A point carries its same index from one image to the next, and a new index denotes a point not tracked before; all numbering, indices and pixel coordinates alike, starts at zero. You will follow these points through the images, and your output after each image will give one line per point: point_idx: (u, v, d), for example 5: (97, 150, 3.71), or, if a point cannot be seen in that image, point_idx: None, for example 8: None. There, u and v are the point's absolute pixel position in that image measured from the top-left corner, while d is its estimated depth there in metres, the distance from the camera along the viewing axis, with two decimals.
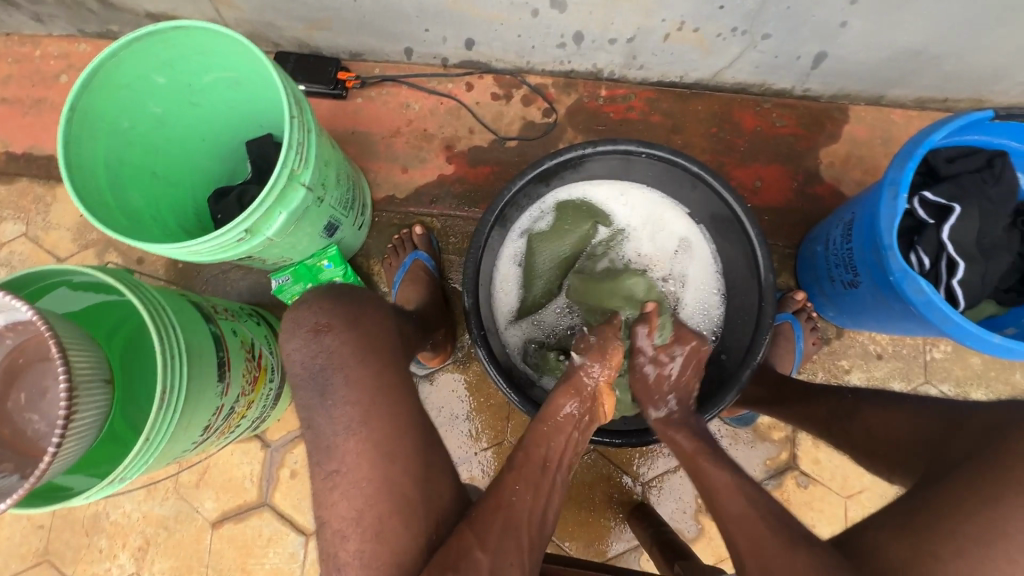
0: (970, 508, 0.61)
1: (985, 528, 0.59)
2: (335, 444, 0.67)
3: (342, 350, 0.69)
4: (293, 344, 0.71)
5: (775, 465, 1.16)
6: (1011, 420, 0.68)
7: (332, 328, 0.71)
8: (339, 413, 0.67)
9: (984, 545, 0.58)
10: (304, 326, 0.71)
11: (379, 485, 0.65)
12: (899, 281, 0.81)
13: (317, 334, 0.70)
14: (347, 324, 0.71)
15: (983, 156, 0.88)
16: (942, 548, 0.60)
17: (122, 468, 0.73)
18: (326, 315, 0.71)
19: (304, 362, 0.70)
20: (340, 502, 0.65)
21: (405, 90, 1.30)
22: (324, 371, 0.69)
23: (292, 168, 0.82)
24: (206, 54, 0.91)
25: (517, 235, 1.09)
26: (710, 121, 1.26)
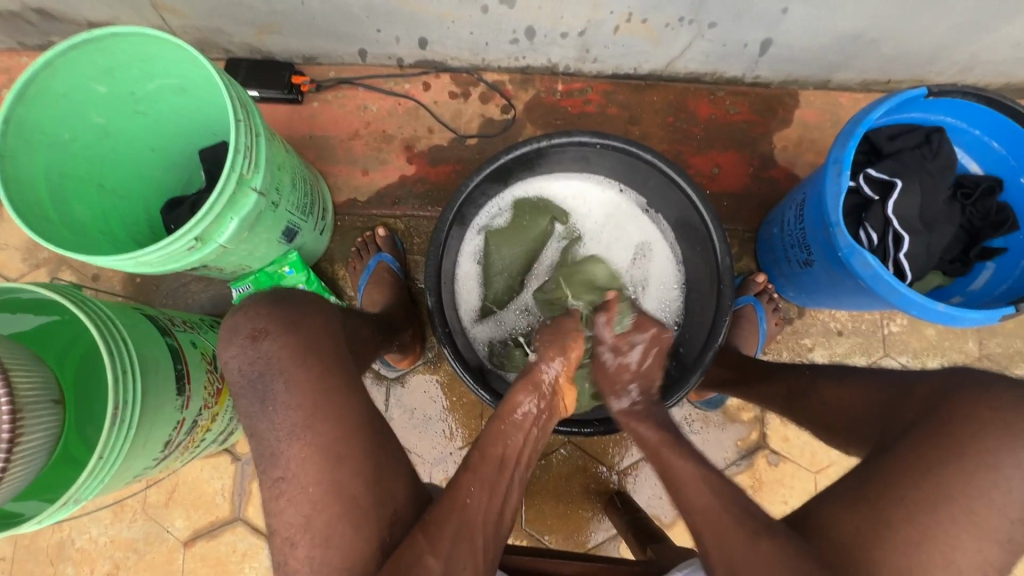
0: (916, 473, 0.63)
1: (930, 493, 0.61)
2: (278, 450, 0.66)
3: (280, 354, 0.70)
4: (230, 352, 0.71)
5: (746, 446, 1.18)
6: (955, 385, 0.68)
7: (269, 332, 0.71)
8: (282, 419, 0.67)
9: (929, 508, 0.61)
10: (241, 332, 0.71)
11: (326, 488, 0.65)
12: (847, 257, 0.83)
13: (254, 340, 0.71)
14: (285, 326, 0.71)
15: (921, 133, 0.91)
16: (894, 515, 0.62)
17: (74, 491, 0.71)
18: (263, 319, 0.72)
19: (240, 369, 0.70)
20: (288, 508, 0.65)
21: (362, 92, 1.29)
22: (262, 377, 0.69)
23: (241, 172, 0.81)
24: (148, 61, 0.89)
25: (475, 233, 1.10)
26: (666, 111, 1.29)
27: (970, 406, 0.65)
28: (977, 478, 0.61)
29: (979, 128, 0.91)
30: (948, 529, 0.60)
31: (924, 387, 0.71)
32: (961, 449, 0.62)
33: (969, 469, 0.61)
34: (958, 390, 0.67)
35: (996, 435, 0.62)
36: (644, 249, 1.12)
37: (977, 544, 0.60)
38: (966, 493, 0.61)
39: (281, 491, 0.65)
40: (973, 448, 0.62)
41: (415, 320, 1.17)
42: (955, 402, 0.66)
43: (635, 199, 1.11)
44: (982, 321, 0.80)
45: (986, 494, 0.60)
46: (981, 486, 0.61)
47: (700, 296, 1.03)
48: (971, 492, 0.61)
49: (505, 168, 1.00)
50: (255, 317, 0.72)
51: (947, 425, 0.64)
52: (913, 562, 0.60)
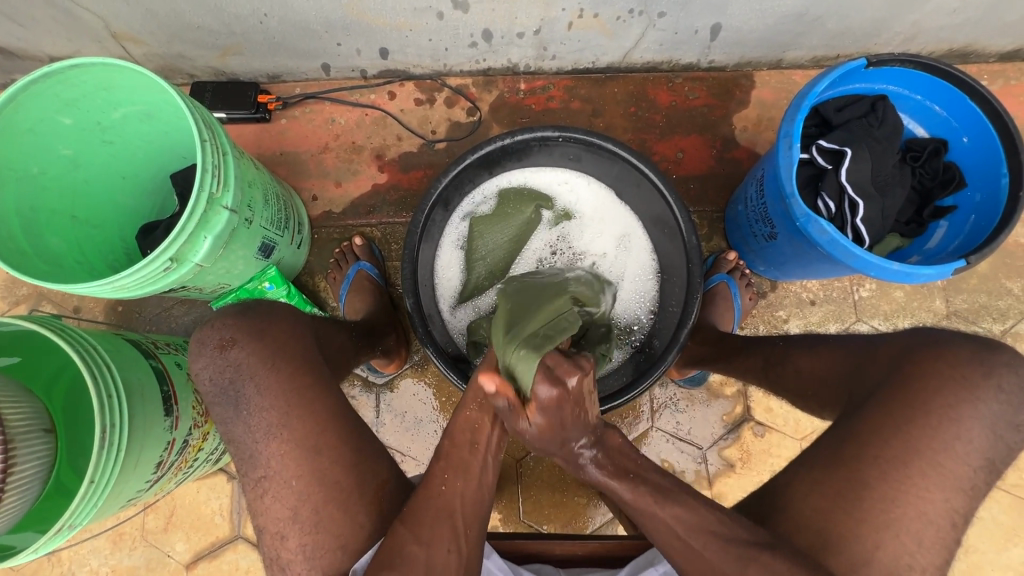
0: (886, 434, 0.63)
1: (904, 451, 0.62)
2: (257, 451, 0.68)
3: (251, 360, 0.70)
4: (200, 364, 0.72)
5: (732, 419, 1.21)
6: (916, 345, 0.67)
7: (237, 342, 0.71)
8: (258, 421, 0.69)
9: (900, 465, 0.62)
10: (210, 344, 0.72)
11: (308, 479, 0.66)
12: (805, 225, 0.86)
13: (223, 350, 0.71)
14: (252, 335, 0.72)
15: (867, 102, 0.95)
16: (868, 474, 0.62)
17: (68, 515, 0.72)
18: (229, 330, 0.72)
19: (212, 378, 0.71)
20: (274, 505, 0.66)
21: (329, 106, 1.31)
22: (235, 384, 0.70)
23: (210, 191, 0.82)
24: (111, 90, 0.90)
25: (462, 217, 1.13)
26: (627, 102, 1.32)
27: (931, 363, 0.65)
28: (940, 431, 0.62)
29: (920, 93, 0.95)
30: (917, 481, 0.61)
31: (890, 349, 0.70)
32: (922, 405, 0.63)
33: (932, 424, 0.62)
34: (922, 350, 0.67)
35: (955, 390, 0.63)
36: (621, 242, 1.13)
37: (944, 495, 0.61)
38: (933, 448, 0.62)
39: (264, 489, 0.67)
40: (939, 405, 0.63)
41: (397, 325, 1.18)
42: (919, 359, 0.66)
43: (612, 192, 1.13)
44: (936, 276, 0.83)
45: (948, 446, 0.62)
46: (945, 439, 0.62)
47: (672, 283, 1.05)
48: (938, 447, 0.62)
49: (488, 158, 1.04)
50: (237, 326, 0.72)
51: (914, 383, 0.64)
52: (887, 519, 0.61)
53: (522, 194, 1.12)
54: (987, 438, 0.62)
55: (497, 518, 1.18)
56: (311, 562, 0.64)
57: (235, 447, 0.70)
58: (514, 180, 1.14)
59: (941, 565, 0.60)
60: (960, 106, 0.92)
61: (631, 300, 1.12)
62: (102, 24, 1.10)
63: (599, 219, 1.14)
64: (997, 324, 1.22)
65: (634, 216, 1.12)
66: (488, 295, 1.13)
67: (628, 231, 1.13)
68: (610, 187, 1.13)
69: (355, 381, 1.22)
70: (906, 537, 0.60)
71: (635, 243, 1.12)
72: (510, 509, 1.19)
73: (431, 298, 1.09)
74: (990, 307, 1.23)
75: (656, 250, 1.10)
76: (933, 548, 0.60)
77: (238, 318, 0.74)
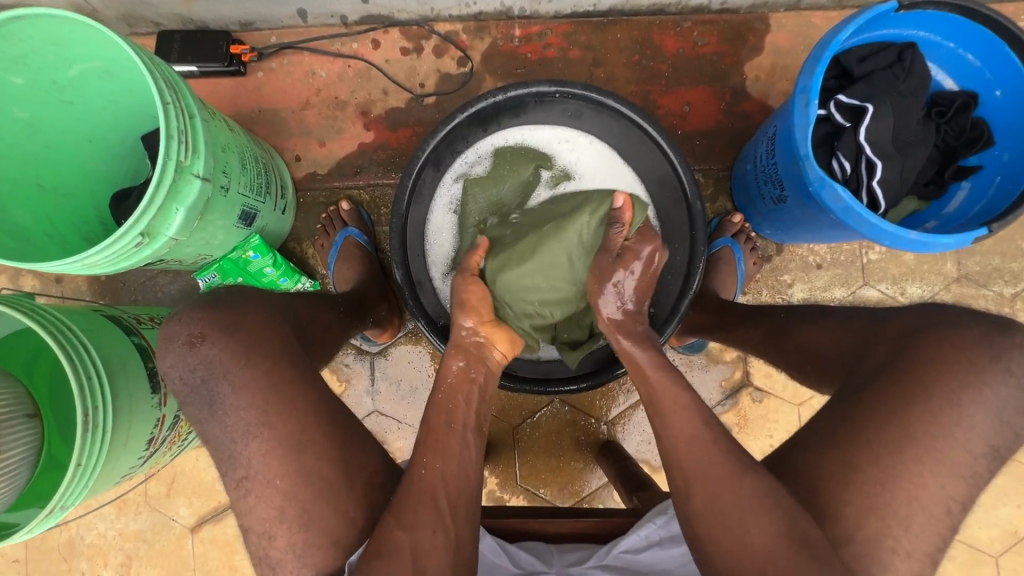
0: (885, 419, 0.60)
1: (898, 436, 0.60)
2: (236, 451, 0.64)
3: (222, 357, 0.66)
4: (168, 362, 0.67)
5: (730, 385, 1.19)
6: (927, 328, 0.64)
7: (206, 338, 0.67)
8: (235, 420, 0.65)
9: (898, 449, 0.60)
10: (178, 340, 0.67)
11: (294, 477, 0.63)
12: (818, 191, 0.80)
13: (192, 346, 0.67)
14: (223, 330, 0.68)
15: (894, 51, 0.87)
16: (861, 459, 0.60)
17: (57, 498, 0.72)
18: (199, 324, 0.68)
19: (181, 377, 0.67)
20: (258, 505, 0.64)
21: (308, 57, 1.21)
22: (206, 383, 0.66)
23: (178, 159, 0.76)
24: (62, 45, 0.82)
25: (455, 179, 1.06)
26: (631, 49, 1.22)
27: (938, 347, 0.61)
28: (941, 416, 0.59)
29: (953, 41, 0.86)
30: (911, 468, 0.59)
31: (898, 329, 0.66)
32: (915, 388, 0.60)
33: (932, 410, 0.60)
34: (929, 331, 0.63)
35: (961, 374, 0.60)
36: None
37: (940, 482, 0.59)
38: (931, 434, 0.59)
39: (246, 489, 0.64)
40: (939, 389, 0.60)
41: (388, 293, 1.15)
42: (922, 342, 0.62)
43: (614, 153, 1.06)
44: (956, 245, 0.78)
45: (950, 433, 0.59)
46: (946, 424, 0.59)
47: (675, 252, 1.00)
48: (936, 432, 0.59)
49: (482, 113, 0.96)
50: (201, 320, 0.68)
51: (917, 365, 0.61)
52: (877, 504, 0.59)
53: (518, 154, 1.04)
54: (990, 424, 0.60)
55: (494, 482, 1.20)
56: (303, 560, 0.62)
57: (209, 445, 0.67)
58: (511, 138, 1.06)
59: (934, 551, 0.59)
60: (996, 56, 0.84)
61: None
62: None
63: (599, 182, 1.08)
64: (1007, 287, 1.18)
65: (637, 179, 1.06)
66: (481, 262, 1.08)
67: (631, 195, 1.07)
68: (612, 148, 1.06)
69: (348, 350, 1.20)
70: (894, 522, 0.59)
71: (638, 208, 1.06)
72: (507, 474, 1.20)
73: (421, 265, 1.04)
74: (1003, 270, 1.18)
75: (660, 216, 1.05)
76: (923, 534, 0.59)
77: (207, 311, 0.69)
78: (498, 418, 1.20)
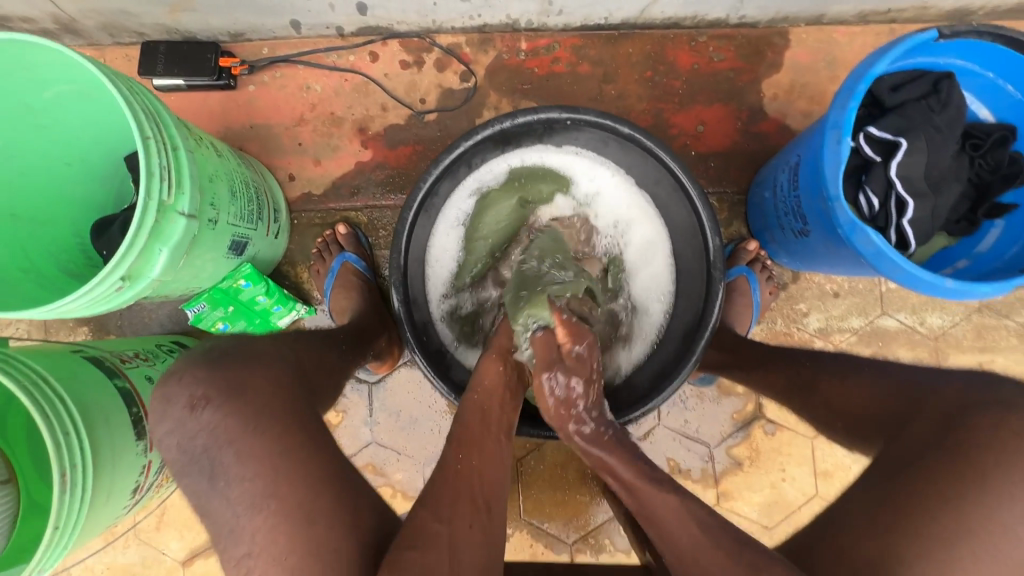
0: (933, 506, 0.54)
1: (952, 532, 0.53)
2: (238, 526, 0.58)
3: (224, 425, 0.60)
4: (165, 428, 0.62)
5: (742, 417, 1.15)
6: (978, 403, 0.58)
7: (210, 401, 0.61)
8: (237, 493, 0.59)
9: (948, 547, 0.52)
10: (178, 403, 0.62)
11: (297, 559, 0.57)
12: (848, 234, 0.75)
13: (194, 410, 0.61)
14: (229, 393, 0.62)
15: (929, 81, 0.81)
16: (909, 552, 0.53)
17: (34, 566, 0.67)
18: (200, 387, 0.62)
19: (180, 445, 0.61)
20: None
21: (303, 70, 1.15)
22: (208, 452, 0.60)
23: (160, 198, 0.70)
24: (31, 69, 0.76)
25: (469, 193, 0.97)
26: (643, 65, 1.16)
27: (994, 425, 0.56)
28: (998, 507, 0.53)
29: (993, 70, 0.80)
30: (971, 567, 0.52)
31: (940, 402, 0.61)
32: (969, 472, 0.54)
33: (988, 500, 0.53)
34: (980, 410, 0.58)
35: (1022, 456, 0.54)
36: (638, 253, 1.01)
37: None
38: (986, 528, 0.52)
39: (247, 569, 0.57)
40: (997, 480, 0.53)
41: (389, 323, 1.09)
42: (974, 422, 0.57)
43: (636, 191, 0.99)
44: (992, 294, 0.73)
45: (1010, 528, 0.52)
46: (1003, 517, 0.52)
47: (688, 298, 0.95)
48: (992, 527, 0.52)
49: (501, 132, 0.89)
50: (214, 380, 0.63)
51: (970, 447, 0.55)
52: None
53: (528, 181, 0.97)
54: None
55: None
56: None
57: (209, 521, 0.59)
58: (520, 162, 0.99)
59: None
60: None
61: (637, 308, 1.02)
62: None
63: (612, 223, 1.02)
64: None
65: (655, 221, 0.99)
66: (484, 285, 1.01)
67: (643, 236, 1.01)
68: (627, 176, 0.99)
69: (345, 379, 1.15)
70: None
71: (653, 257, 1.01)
72: (511, 508, 1.16)
73: (421, 286, 0.95)
74: None
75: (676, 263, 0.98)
76: None
77: (211, 368, 0.64)
78: None
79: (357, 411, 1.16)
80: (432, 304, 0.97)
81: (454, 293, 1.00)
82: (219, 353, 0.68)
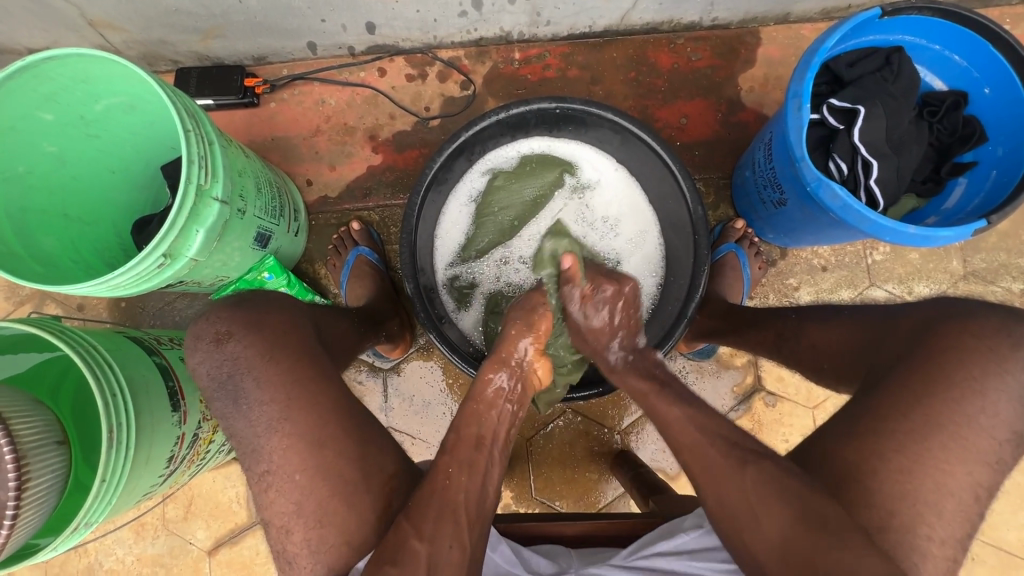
0: (906, 406, 0.61)
1: (921, 425, 0.60)
2: (259, 445, 0.66)
3: (247, 354, 0.68)
4: (197, 358, 0.70)
5: (743, 390, 1.19)
6: (938, 318, 0.65)
7: (233, 335, 0.70)
8: (257, 416, 0.67)
9: (918, 441, 0.60)
10: (205, 338, 0.70)
11: (308, 474, 0.64)
12: (816, 190, 0.82)
13: (219, 343, 0.70)
14: (247, 327, 0.70)
15: (881, 55, 0.90)
16: (886, 446, 0.60)
17: (83, 514, 0.73)
18: (225, 322, 0.71)
19: (209, 373, 0.69)
20: (279, 499, 0.65)
21: (318, 87, 1.27)
22: (233, 379, 0.68)
23: (198, 182, 0.80)
24: (90, 82, 0.87)
25: (480, 172, 1.08)
26: (627, 67, 1.26)
27: (958, 337, 0.62)
28: (962, 403, 0.60)
29: (939, 43, 0.89)
30: (937, 454, 0.59)
31: (910, 320, 0.68)
32: (935, 377, 0.61)
33: (951, 396, 0.60)
34: (946, 322, 0.64)
35: (982, 361, 0.61)
36: (633, 236, 1.08)
37: (966, 468, 0.59)
38: (954, 421, 0.60)
39: (268, 484, 0.65)
40: (960, 377, 0.60)
41: (400, 310, 1.17)
42: (939, 330, 0.63)
43: (634, 180, 1.08)
44: (956, 238, 0.79)
45: (972, 418, 0.60)
46: (967, 410, 0.60)
47: (678, 268, 1.02)
48: (958, 418, 0.60)
49: (501, 122, 1.00)
50: (234, 318, 0.71)
51: (936, 354, 0.62)
52: (904, 491, 0.59)
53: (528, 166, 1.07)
54: (1013, 410, 0.60)
55: (508, 496, 1.19)
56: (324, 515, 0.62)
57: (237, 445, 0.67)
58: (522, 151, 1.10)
59: (963, 539, 0.59)
60: (982, 54, 0.86)
61: (631, 282, 1.08)
62: (77, 12, 1.07)
63: (609, 203, 1.09)
64: (1016, 283, 1.18)
65: (649, 206, 1.08)
66: (488, 260, 1.09)
67: (637, 216, 1.08)
68: (619, 160, 1.07)
69: (360, 367, 1.22)
70: (925, 509, 0.58)
71: (646, 233, 1.08)
72: (522, 487, 1.19)
73: (428, 262, 1.06)
74: (1010, 265, 1.19)
75: (666, 242, 1.06)
76: (954, 521, 0.58)
77: (234, 309, 0.72)
78: (512, 432, 1.20)
79: (371, 398, 1.22)
80: (438, 272, 1.09)
81: (460, 267, 1.10)
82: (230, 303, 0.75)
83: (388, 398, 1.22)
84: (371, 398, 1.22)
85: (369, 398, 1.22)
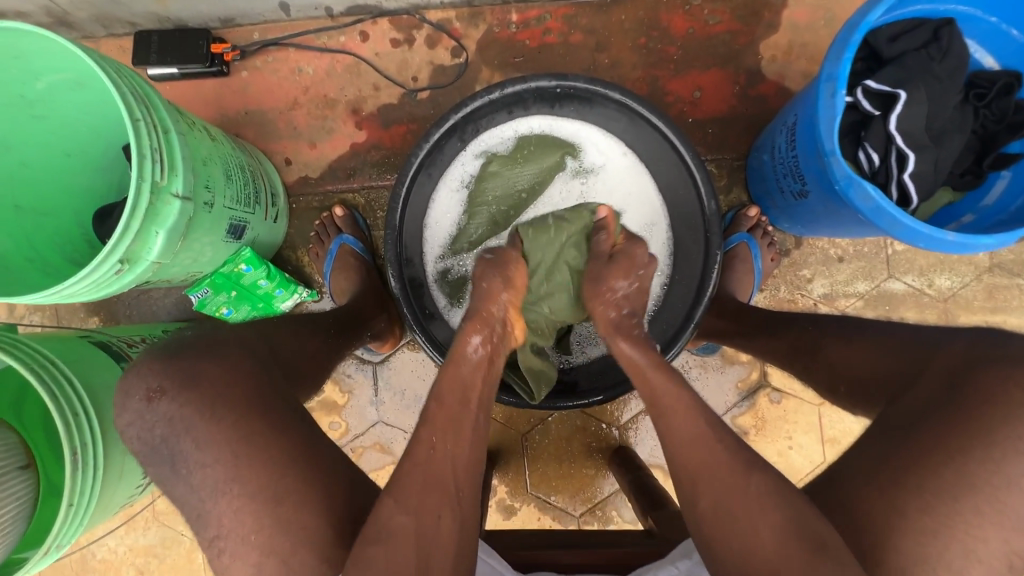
0: (939, 461, 0.55)
1: (953, 484, 0.54)
2: (206, 511, 0.60)
3: (182, 415, 0.60)
4: (126, 419, 0.62)
5: (747, 386, 1.14)
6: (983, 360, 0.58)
7: (166, 393, 0.61)
8: (200, 480, 0.60)
9: (949, 501, 0.54)
10: (136, 395, 0.62)
11: (271, 533, 0.58)
12: (845, 190, 0.74)
13: (151, 403, 0.61)
14: (183, 385, 0.61)
15: (929, 29, 0.79)
16: (910, 506, 0.54)
17: (51, 540, 0.70)
18: (156, 378, 0.62)
19: (140, 437, 0.61)
20: (235, 564, 0.59)
21: (294, 53, 1.15)
22: (167, 442, 0.60)
23: (153, 179, 0.71)
24: (25, 59, 0.77)
25: (472, 155, 0.99)
26: (637, 31, 1.13)
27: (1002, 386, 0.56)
28: (1005, 464, 0.54)
29: (996, 15, 0.78)
30: (970, 519, 0.53)
31: (952, 355, 0.61)
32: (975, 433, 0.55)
33: (989, 453, 0.54)
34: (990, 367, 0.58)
35: None
36: (639, 228, 1.00)
37: (1002, 535, 0.53)
38: (993, 483, 0.54)
39: (219, 549, 0.60)
40: (1007, 436, 0.54)
41: (388, 303, 1.10)
42: (985, 376, 0.57)
43: (642, 165, 0.98)
44: (996, 246, 0.71)
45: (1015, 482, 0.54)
46: (1010, 472, 0.54)
47: (687, 264, 0.94)
48: (998, 481, 0.54)
49: (494, 102, 0.90)
50: (167, 372, 0.62)
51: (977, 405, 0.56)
52: (928, 556, 0.53)
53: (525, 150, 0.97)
54: None
55: (503, 490, 1.16)
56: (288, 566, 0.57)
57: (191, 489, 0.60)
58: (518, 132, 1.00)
59: None
60: None
61: None
62: None
63: (614, 190, 1.00)
64: None
65: (657, 194, 0.98)
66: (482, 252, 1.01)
67: (644, 205, 0.99)
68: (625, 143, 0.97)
69: (349, 360, 1.17)
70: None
71: (653, 224, 0.99)
72: (517, 482, 1.16)
73: (416, 255, 0.98)
74: None
75: (674, 234, 0.98)
76: None
77: (166, 362, 0.63)
78: (506, 427, 1.17)
79: (361, 390, 1.17)
80: (427, 264, 1.01)
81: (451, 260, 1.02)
82: (182, 345, 0.66)
83: (378, 391, 1.17)
84: (359, 391, 1.17)
85: (357, 391, 1.17)
